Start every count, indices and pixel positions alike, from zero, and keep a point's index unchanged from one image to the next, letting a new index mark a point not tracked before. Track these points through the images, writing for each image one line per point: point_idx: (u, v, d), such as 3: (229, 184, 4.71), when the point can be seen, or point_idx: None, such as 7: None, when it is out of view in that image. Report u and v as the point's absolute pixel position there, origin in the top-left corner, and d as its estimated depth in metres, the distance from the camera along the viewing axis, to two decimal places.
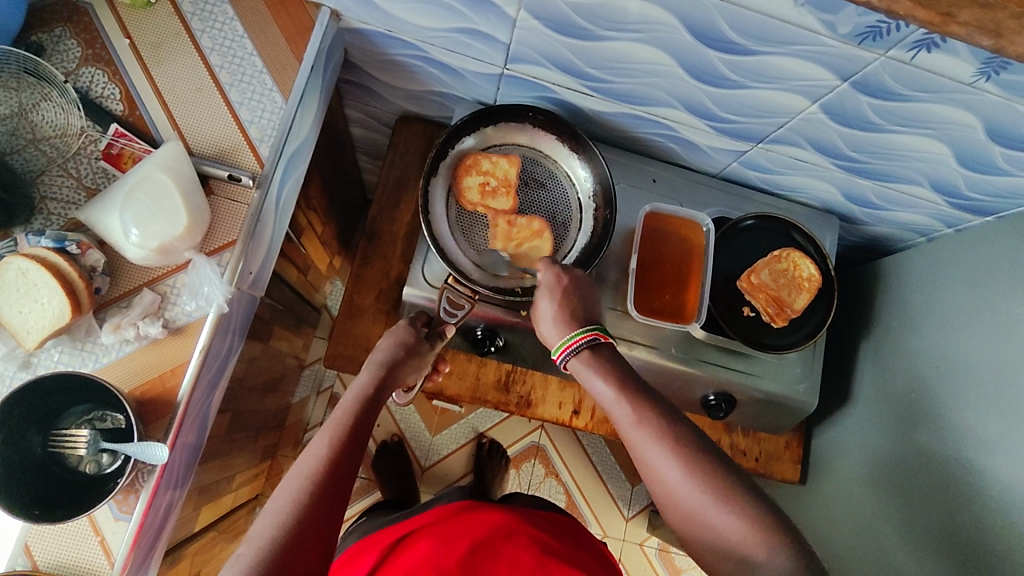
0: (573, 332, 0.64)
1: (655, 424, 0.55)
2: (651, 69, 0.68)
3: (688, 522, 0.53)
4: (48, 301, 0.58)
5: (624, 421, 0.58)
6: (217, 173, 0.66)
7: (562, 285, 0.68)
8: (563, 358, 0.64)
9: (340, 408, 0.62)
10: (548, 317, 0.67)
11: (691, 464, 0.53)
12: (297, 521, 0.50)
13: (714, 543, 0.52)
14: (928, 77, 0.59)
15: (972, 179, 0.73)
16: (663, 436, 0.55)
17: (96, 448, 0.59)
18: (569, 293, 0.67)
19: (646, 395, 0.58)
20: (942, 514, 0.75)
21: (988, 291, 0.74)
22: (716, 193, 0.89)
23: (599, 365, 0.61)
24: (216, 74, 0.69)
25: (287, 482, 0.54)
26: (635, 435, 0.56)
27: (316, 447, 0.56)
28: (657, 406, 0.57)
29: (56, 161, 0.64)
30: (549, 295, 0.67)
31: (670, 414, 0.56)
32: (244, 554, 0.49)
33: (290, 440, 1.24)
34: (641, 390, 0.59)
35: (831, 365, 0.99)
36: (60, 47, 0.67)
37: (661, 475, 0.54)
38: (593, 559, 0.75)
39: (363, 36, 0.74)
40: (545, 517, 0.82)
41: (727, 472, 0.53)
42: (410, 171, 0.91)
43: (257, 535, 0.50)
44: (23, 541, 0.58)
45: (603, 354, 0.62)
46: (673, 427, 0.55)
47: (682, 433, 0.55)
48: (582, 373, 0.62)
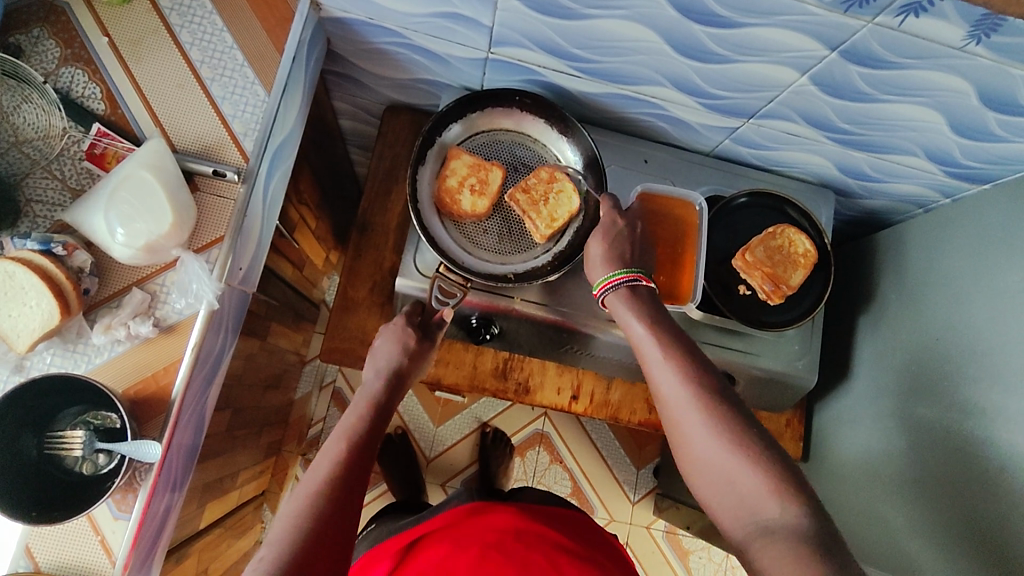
0: (613, 272, 0.67)
1: (680, 366, 0.58)
2: (637, 47, 0.67)
3: (700, 462, 0.55)
4: (36, 304, 0.58)
5: (653, 360, 0.60)
6: (201, 169, 0.66)
7: (615, 228, 0.69)
8: (603, 294, 0.67)
9: (348, 417, 0.62)
10: (597, 259, 0.69)
11: (711, 410, 0.55)
12: (311, 522, 0.51)
13: (723, 492, 0.53)
14: (917, 43, 0.58)
15: (968, 146, 0.72)
16: (687, 382, 0.57)
17: (92, 448, 0.59)
18: (618, 236, 0.69)
19: (685, 349, 0.60)
20: (943, 487, 0.74)
21: (988, 262, 0.74)
22: (709, 171, 0.88)
23: (637, 305, 0.64)
24: (197, 69, 0.69)
25: (300, 489, 0.54)
26: (663, 379, 0.59)
27: (328, 452, 0.57)
28: (685, 356, 0.59)
29: (39, 163, 0.64)
30: (599, 236, 0.69)
31: (697, 360, 0.59)
32: (264, 557, 0.49)
33: (295, 436, 1.24)
34: (680, 341, 0.61)
35: (831, 341, 0.98)
36: (39, 48, 0.66)
37: (679, 412, 0.56)
38: (603, 554, 0.73)
39: (345, 25, 0.73)
40: (561, 514, 0.80)
41: (746, 423, 0.54)
42: (400, 161, 0.90)
43: (275, 539, 0.50)
44: (24, 543, 0.58)
45: (643, 295, 0.65)
46: (698, 372, 0.58)
47: (707, 380, 0.57)
48: (619, 311, 0.65)
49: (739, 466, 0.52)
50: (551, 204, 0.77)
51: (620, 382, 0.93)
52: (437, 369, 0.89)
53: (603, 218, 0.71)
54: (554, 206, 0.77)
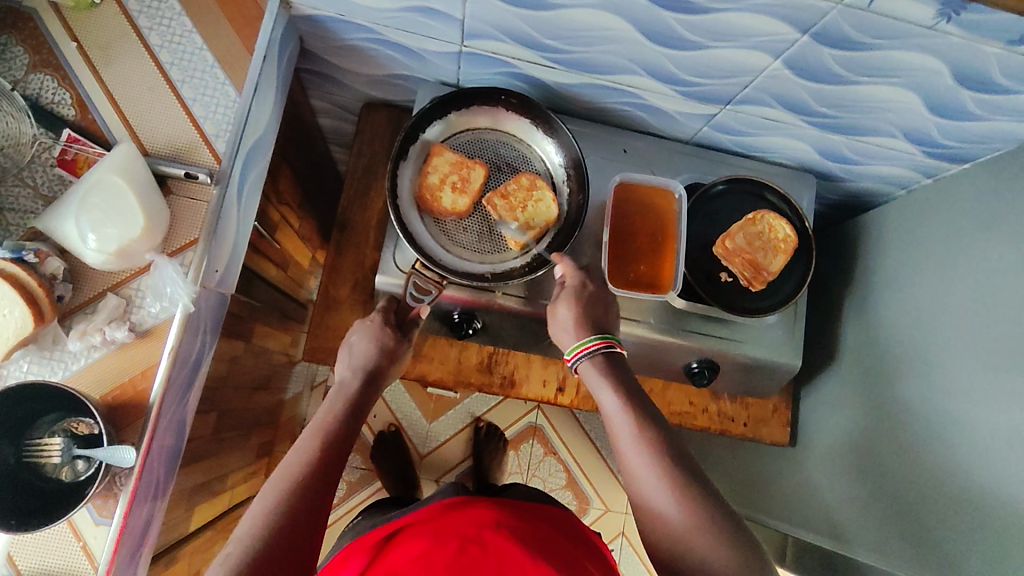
0: (585, 338, 0.66)
1: (650, 441, 0.58)
2: (609, 36, 0.67)
3: (663, 539, 0.55)
4: (8, 313, 0.58)
5: (623, 435, 0.60)
6: (173, 172, 0.65)
7: (586, 291, 0.70)
8: (574, 362, 0.67)
9: (323, 413, 0.63)
10: (565, 322, 0.68)
11: (679, 490, 0.55)
12: (281, 522, 0.51)
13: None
14: (888, 23, 0.57)
15: (946, 126, 0.72)
16: (655, 460, 0.57)
17: (70, 455, 0.59)
18: (589, 300, 0.69)
19: (653, 423, 0.60)
20: (921, 470, 0.75)
21: (968, 242, 0.73)
22: (688, 159, 0.88)
23: (612, 377, 0.64)
24: (167, 72, 0.68)
25: (272, 485, 0.54)
26: (631, 454, 0.59)
27: (302, 449, 0.58)
28: (655, 431, 0.59)
29: (11, 171, 0.63)
30: (569, 299, 0.69)
31: (666, 436, 0.59)
32: (233, 552, 0.49)
33: (287, 436, 1.24)
34: (649, 415, 0.61)
35: (818, 326, 0.98)
36: (7, 55, 0.66)
37: (647, 488, 0.56)
38: (584, 551, 0.74)
39: (316, 23, 0.73)
40: (540, 508, 0.80)
41: (710, 503, 0.55)
42: (379, 158, 0.89)
43: (244, 536, 0.50)
44: (6, 551, 0.58)
45: (617, 365, 0.65)
46: (667, 451, 0.58)
47: (676, 460, 0.57)
48: (591, 380, 0.65)
49: (701, 544, 0.53)
50: (529, 211, 0.76)
51: None
52: (421, 365, 0.89)
53: (574, 282, 0.70)
54: (533, 212, 0.76)
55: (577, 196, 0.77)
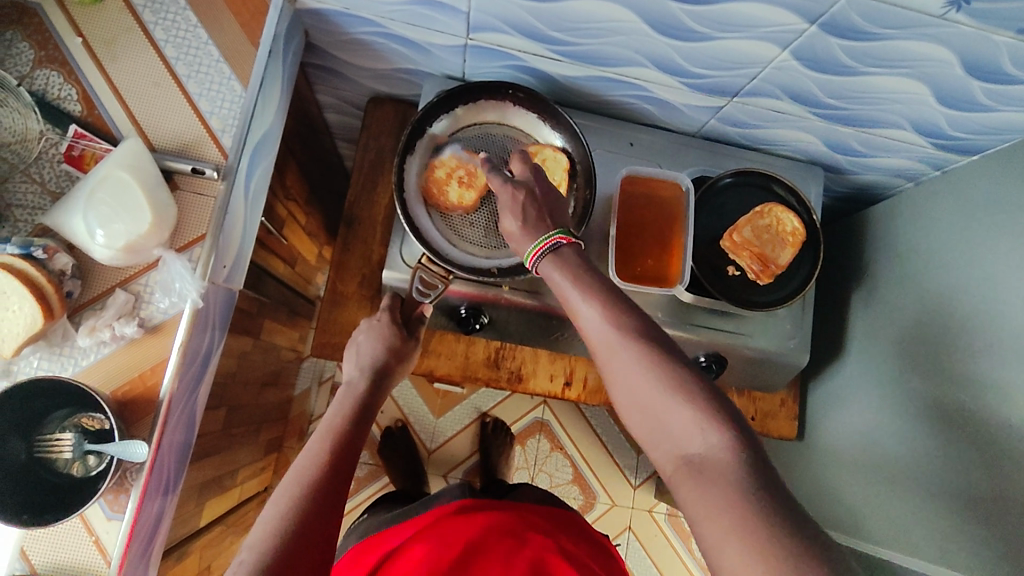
0: (536, 240, 0.58)
1: (611, 313, 0.52)
2: (616, 27, 0.66)
3: (642, 416, 0.50)
4: (18, 308, 0.58)
5: (582, 314, 0.54)
6: (180, 168, 0.65)
7: (520, 200, 0.60)
8: (535, 264, 0.58)
9: (331, 414, 0.63)
10: (517, 237, 0.60)
11: (648, 360, 0.50)
12: (294, 524, 0.51)
13: (661, 440, 0.49)
14: (897, 13, 0.57)
15: (955, 117, 0.71)
16: (621, 334, 0.51)
17: (81, 450, 0.60)
18: (529, 206, 0.60)
19: (614, 295, 0.53)
20: (934, 463, 0.74)
21: (978, 234, 0.73)
22: (696, 152, 0.87)
23: (564, 260, 0.56)
24: (173, 66, 0.68)
25: (285, 487, 0.54)
26: (594, 328, 0.53)
27: (310, 451, 0.58)
28: (617, 302, 0.53)
29: (18, 168, 0.63)
30: (510, 212, 0.60)
31: (629, 308, 0.53)
32: (245, 560, 0.48)
33: (294, 432, 1.25)
34: (609, 290, 0.54)
35: (826, 319, 0.98)
36: (12, 51, 0.65)
37: (616, 367, 0.51)
38: (593, 554, 0.74)
39: (321, 17, 0.72)
40: (546, 511, 0.80)
41: (684, 368, 0.49)
42: (385, 153, 0.89)
43: (256, 541, 0.50)
44: (19, 545, 0.58)
45: (571, 257, 0.57)
46: (630, 320, 0.52)
47: (645, 333, 0.51)
48: (549, 276, 0.57)
49: (677, 412, 0.48)
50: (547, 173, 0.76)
51: None
52: (429, 360, 0.88)
53: (504, 192, 0.61)
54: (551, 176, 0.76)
55: (585, 191, 0.76)
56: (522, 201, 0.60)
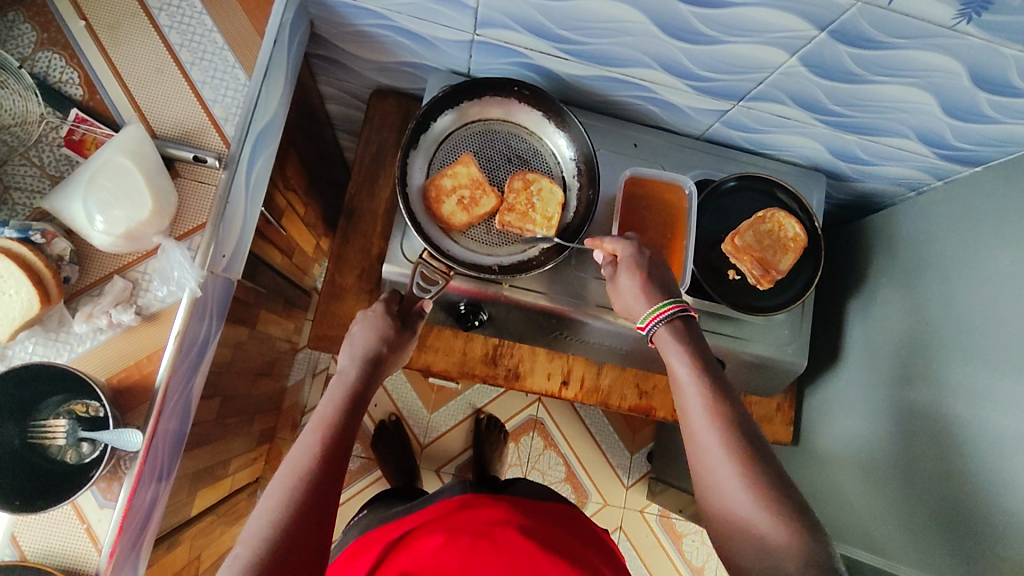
0: (656, 304, 0.64)
1: (724, 418, 0.57)
2: (624, 28, 0.66)
3: (732, 524, 0.54)
4: (15, 292, 0.57)
5: (695, 410, 0.59)
6: (181, 155, 0.65)
7: (646, 257, 0.67)
8: (648, 328, 0.65)
9: (325, 403, 0.62)
10: (631, 292, 0.66)
11: (752, 478, 0.54)
12: (290, 520, 0.51)
13: (747, 550, 0.53)
14: (907, 22, 0.57)
15: (960, 128, 0.71)
16: (729, 446, 0.56)
17: (76, 437, 0.59)
18: (649, 267, 0.66)
19: (728, 399, 0.59)
20: (928, 472, 0.75)
21: (978, 246, 0.73)
22: (698, 155, 0.87)
23: (690, 347, 0.63)
24: (176, 53, 0.67)
25: (278, 481, 0.54)
26: (702, 423, 0.58)
27: (305, 444, 0.57)
28: (730, 406, 0.59)
29: (17, 150, 0.63)
30: (630, 269, 0.66)
31: (743, 420, 0.58)
32: (240, 556, 0.49)
33: (288, 423, 1.24)
34: (723, 390, 0.60)
35: (823, 326, 0.98)
36: (14, 32, 0.65)
37: (718, 474, 0.56)
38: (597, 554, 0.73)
39: (327, 8, 0.71)
40: (548, 509, 0.80)
41: (783, 487, 0.54)
42: (388, 147, 0.89)
43: (252, 536, 0.50)
44: (10, 531, 0.58)
45: (693, 339, 0.63)
46: (743, 434, 0.57)
47: (752, 446, 0.56)
48: (666, 349, 0.64)
49: (774, 532, 0.52)
50: (540, 203, 0.75)
51: (610, 367, 0.93)
52: (427, 355, 0.88)
53: (628, 250, 0.67)
54: (541, 207, 0.75)
55: (589, 191, 0.77)
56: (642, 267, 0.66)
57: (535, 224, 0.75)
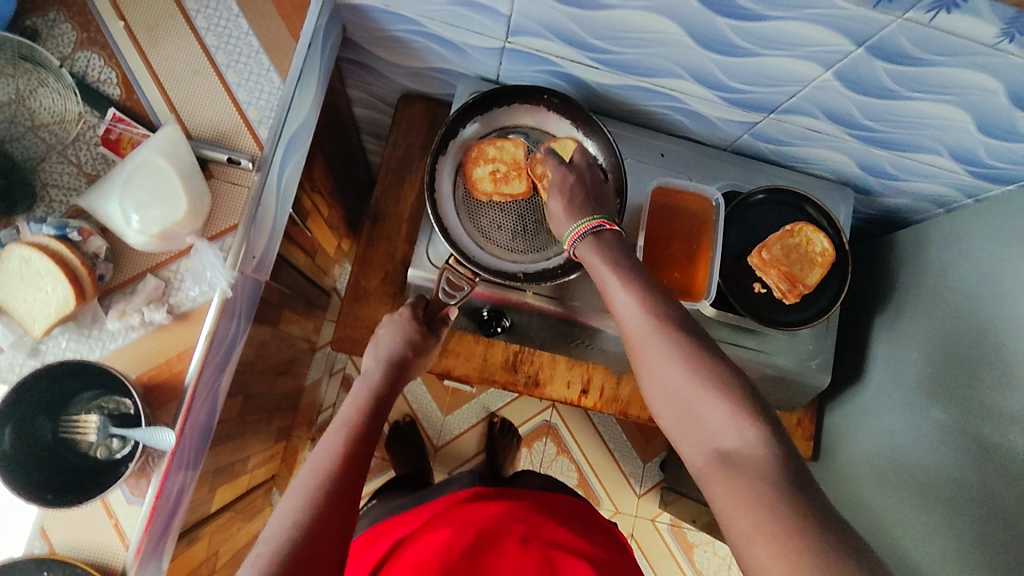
0: (576, 223, 0.62)
1: (650, 308, 0.54)
2: (657, 38, 0.66)
3: (674, 407, 0.52)
4: (52, 289, 0.59)
5: (624, 309, 0.56)
6: (215, 156, 0.65)
7: (570, 181, 0.66)
8: (574, 246, 0.62)
9: (347, 408, 0.62)
10: (559, 216, 0.65)
11: (684, 354, 0.51)
12: (312, 519, 0.51)
13: (691, 427, 0.51)
14: (947, 39, 0.56)
15: (994, 146, 0.70)
16: (661, 330, 0.53)
17: (106, 433, 0.60)
18: (575, 189, 0.66)
19: (653, 288, 0.56)
20: (955, 493, 0.74)
21: (1009, 265, 0.72)
22: (726, 166, 0.87)
23: (603, 249, 0.60)
24: (213, 55, 0.68)
25: (300, 482, 0.54)
26: (631, 318, 0.55)
27: (328, 446, 0.57)
28: (656, 296, 0.55)
29: (55, 148, 0.64)
30: (557, 193, 0.66)
31: (669, 306, 0.55)
32: (261, 553, 0.48)
33: (304, 421, 1.25)
34: (647, 280, 0.57)
35: (846, 341, 0.97)
36: (55, 32, 0.66)
37: (654, 363, 0.53)
38: (609, 552, 0.72)
39: (360, 12, 0.72)
40: (557, 501, 0.80)
41: (716, 359, 0.51)
42: (414, 151, 0.89)
43: (272, 534, 0.50)
44: (40, 524, 0.59)
45: (610, 241, 0.60)
46: (672, 319, 0.54)
47: (682, 327, 0.53)
48: (587, 259, 0.61)
49: (710, 407, 0.49)
50: (566, 163, 0.76)
51: (630, 377, 0.93)
52: (448, 360, 0.89)
53: (555, 178, 0.67)
54: (569, 161, 0.76)
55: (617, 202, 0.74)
56: (570, 182, 0.66)
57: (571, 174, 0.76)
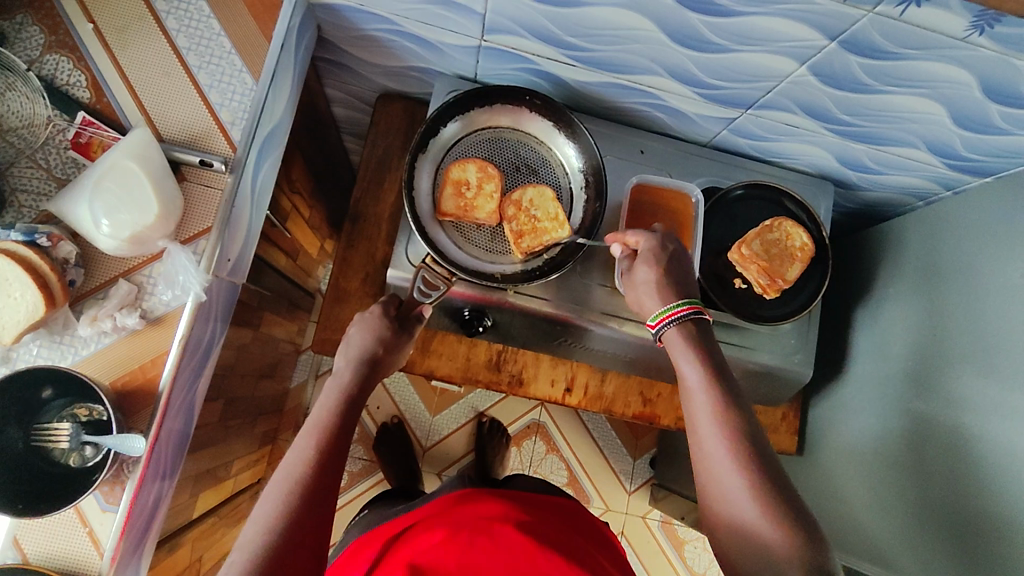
0: (677, 302, 0.64)
1: (732, 428, 0.56)
2: (633, 35, 0.66)
3: (739, 536, 0.53)
4: (21, 296, 0.58)
5: (704, 416, 0.58)
6: (188, 159, 0.65)
7: (665, 252, 0.67)
8: (658, 326, 0.65)
9: (319, 407, 0.61)
10: (646, 285, 0.66)
11: (760, 486, 0.53)
12: (286, 525, 0.51)
13: (751, 560, 0.52)
14: (918, 33, 0.56)
15: (970, 139, 0.71)
16: (739, 449, 0.55)
17: (79, 441, 0.59)
18: (670, 261, 0.67)
19: (739, 407, 0.58)
20: (935, 486, 0.74)
21: (987, 257, 0.73)
22: (707, 162, 0.87)
23: (696, 344, 0.62)
24: (184, 56, 0.67)
25: (273, 486, 0.54)
26: (709, 433, 0.57)
27: (301, 448, 0.57)
28: (738, 415, 0.57)
29: (24, 153, 0.63)
30: (650, 262, 0.66)
31: (752, 428, 0.57)
32: (237, 561, 0.49)
33: (291, 424, 1.24)
34: (735, 398, 0.59)
35: (829, 335, 0.98)
36: (22, 35, 0.65)
37: (727, 484, 0.55)
38: (599, 552, 0.71)
39: (334, 12, 0.71)
40: (544, 500, 0.79)
41: (790, 501, 0.53)
42: (394, 151, 0.89)
43: (247, 542, 0.50)
44: (12, 534, 0.58)
45: (699, 336, 0.63)
46: (747, 434, 0.56)
47: (761, 457, 0.55)
48: (675, 348, 0.63)
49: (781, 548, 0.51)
50: (539, 212, 0.76)
51: (614, 374, 0.93)
52: (431, 361, 0.88)
53: (649, 243, 0.68)
54: (543, 213, 0.75)
55: (595, 204, 0.76)
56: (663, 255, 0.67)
57: (543, 210, 0.75)
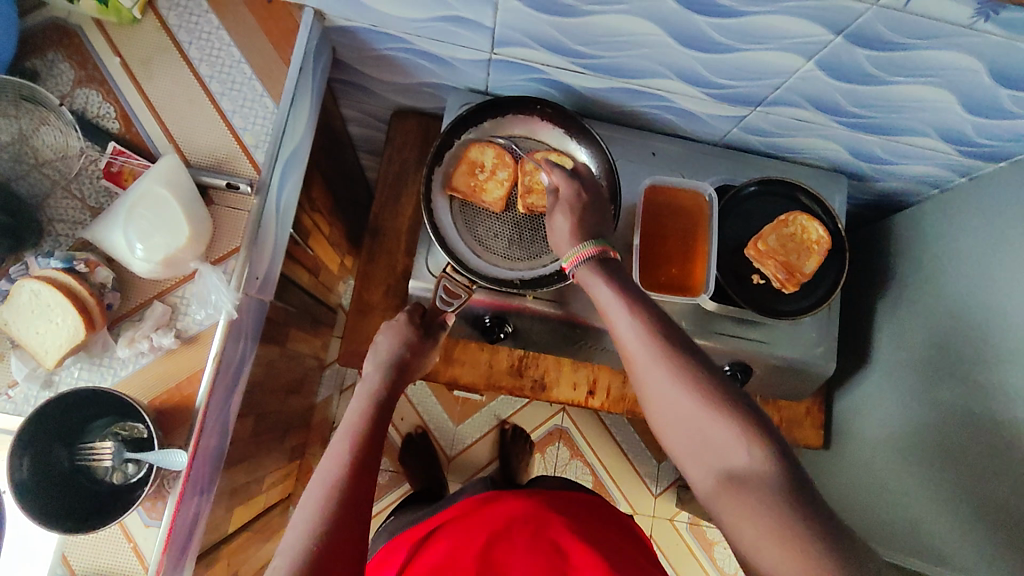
0: (581, 244, 0.61)
1: (650, 329, 0.53)
2: (640, 40, 0.67)
3: (684, 432, 0.51)
4: (62, 321, 0.60)
5: (621, 328, 0.55)
6: (215, 182, 0.67)
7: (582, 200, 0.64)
8: (573, 268, 0.61)
9: (350, 415, 0.62)
10: (563, 232, 0.63)
11: (688, 377, 0.51)
12: (326, 525, 0.51)
13: (700, 452, 0.50)
14: (924, 23, 0.57)
15: (982, 124, 0.71)
16: (660, 350, 0.52)
17: (121, 458, 0.61)
18: (586, 208, 0.64)
19: (651, 308, 0.55)
20: (965, 474, 0.74)
21: (1006, 241, 0.72)
22: (718, 161, 0.87)
23: (606, 271, 0.58)
24: (207, 84, 0.70)
25: (310, 493, 0.54)
26: (629, 337, 0.54)
27: (336, 453, 0.57)
28: (653, 315, 0.54)
29: (59, 183, 0.65)
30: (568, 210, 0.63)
31: (670, 328, 0.54)
32: (280, 564, 0.49)
33: (317, 438, 1.26)
34: (646, 302, 0.55)
35: (849, 327, 0.97)
36: (54, 72, 0.68)
37: (657, 386, 0.52)
38: (627, 546, 0.72)
39: (349, 34, 0.74)
40: (568, 495, 0.80)
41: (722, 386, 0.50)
42: (409, 166, 0.91)
43: (289, 546, 0.50)
44: (61, 551, 0.60)
45: (608, 262, 0.59)
46: (663, 328, 0.53)
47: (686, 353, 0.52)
48: (585, 278, 0.60)
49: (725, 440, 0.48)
50: None
51: None
52: (453, 369, 0.90)
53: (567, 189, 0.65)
54: None
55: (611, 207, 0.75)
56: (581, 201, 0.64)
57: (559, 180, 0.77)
